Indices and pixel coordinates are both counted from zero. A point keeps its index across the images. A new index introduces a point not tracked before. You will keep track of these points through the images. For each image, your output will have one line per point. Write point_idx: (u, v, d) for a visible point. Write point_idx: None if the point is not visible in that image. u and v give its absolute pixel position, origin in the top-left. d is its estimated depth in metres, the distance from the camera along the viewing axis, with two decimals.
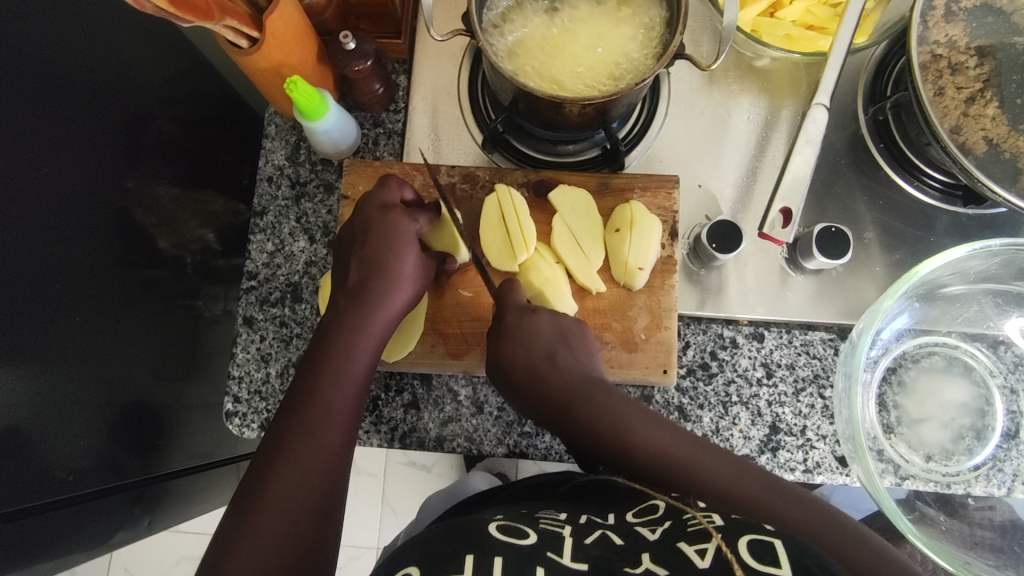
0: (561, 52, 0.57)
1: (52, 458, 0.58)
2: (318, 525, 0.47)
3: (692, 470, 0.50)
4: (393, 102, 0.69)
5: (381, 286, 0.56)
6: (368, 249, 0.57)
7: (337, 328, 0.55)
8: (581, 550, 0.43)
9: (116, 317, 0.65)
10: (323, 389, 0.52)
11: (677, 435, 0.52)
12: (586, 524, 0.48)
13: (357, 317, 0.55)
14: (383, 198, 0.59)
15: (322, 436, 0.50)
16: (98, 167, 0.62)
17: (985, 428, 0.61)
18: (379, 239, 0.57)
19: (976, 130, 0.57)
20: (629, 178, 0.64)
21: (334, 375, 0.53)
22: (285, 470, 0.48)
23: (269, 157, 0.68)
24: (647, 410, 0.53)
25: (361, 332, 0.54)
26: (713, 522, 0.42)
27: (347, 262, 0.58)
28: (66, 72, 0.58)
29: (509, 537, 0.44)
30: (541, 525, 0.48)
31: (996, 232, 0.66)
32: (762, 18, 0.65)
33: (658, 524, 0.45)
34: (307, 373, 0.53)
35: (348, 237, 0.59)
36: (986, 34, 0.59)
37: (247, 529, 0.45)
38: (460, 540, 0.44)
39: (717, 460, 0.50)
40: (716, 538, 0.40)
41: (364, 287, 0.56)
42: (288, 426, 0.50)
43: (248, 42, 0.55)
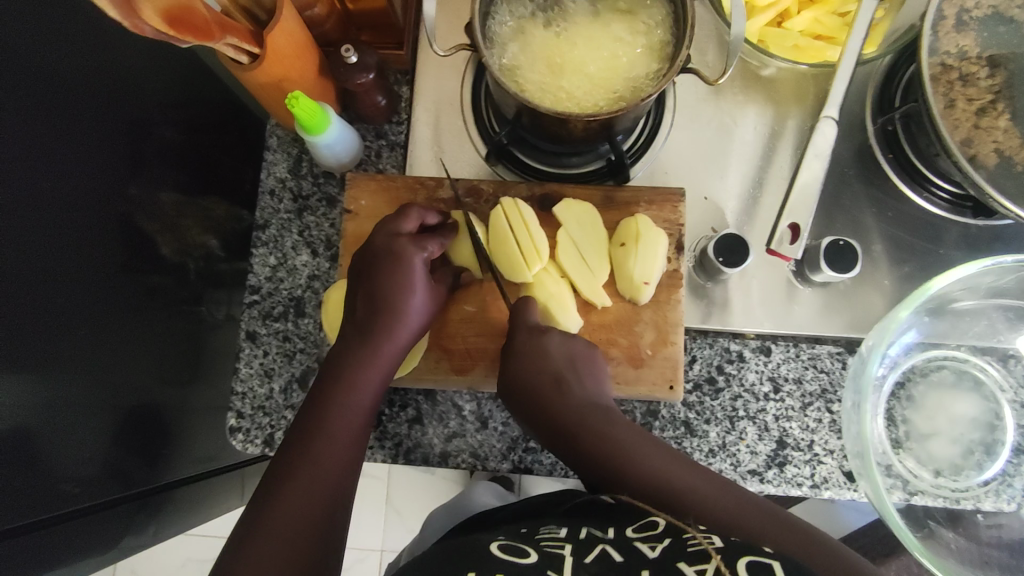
0: (565, 65, 0.56)
1: (56, 470, 0.58)
2: (320, 554, 0.47)
3: (689, 496, 0.50)
4: (396, 113, 0.68)
5: (387, 322, 0.55)
6: (375, 277, 0.56)
7: (349, 355, 0.55)
8: (580, 569, 0.42)
9: (119, 328, 0.65)
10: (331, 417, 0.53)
11: (676, 463, 0.52)
12: (586, 539, 0.46)
13: (369, 345, 0.55)
14: (396, 227, 0.58)
15: (327, 465, 0.51)
16: (100, 178, 0.61)
17: (995, 444, 0.60)
18: (387, 273, 0.56)
19: (988, 142, 0.57)
20: (634, 191, 0.64)
21: (340, 405, 0.54)
22: (287, 498, 0.48)
23: (271, 169, 0.67)
24: (649, 438, 0.54)
25: (366, 365, 0.55)
26: (713, 542, 0.42)
27: (355, 292, 0.57)
28: (67, 82, 0.57)
29: (507, 560, 0.44)
30: (539, 544, 0.46)
31: (1006, 244, 0.65)
32: (769, 27, 0.64)
33: (658, 540, 0.44)
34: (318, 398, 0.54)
35: (358, 265, 0.58)
36: (998, 44, 0.58)
37: (248, 557, 0.45)
38: (456, 566, 0.43)
39: (716, 487, 0.51)
40: (715, 559, 0.39)
41: (374, 318, 0.56)
42: (294, 455, 0.51)
43: (249, 58, 0.54)
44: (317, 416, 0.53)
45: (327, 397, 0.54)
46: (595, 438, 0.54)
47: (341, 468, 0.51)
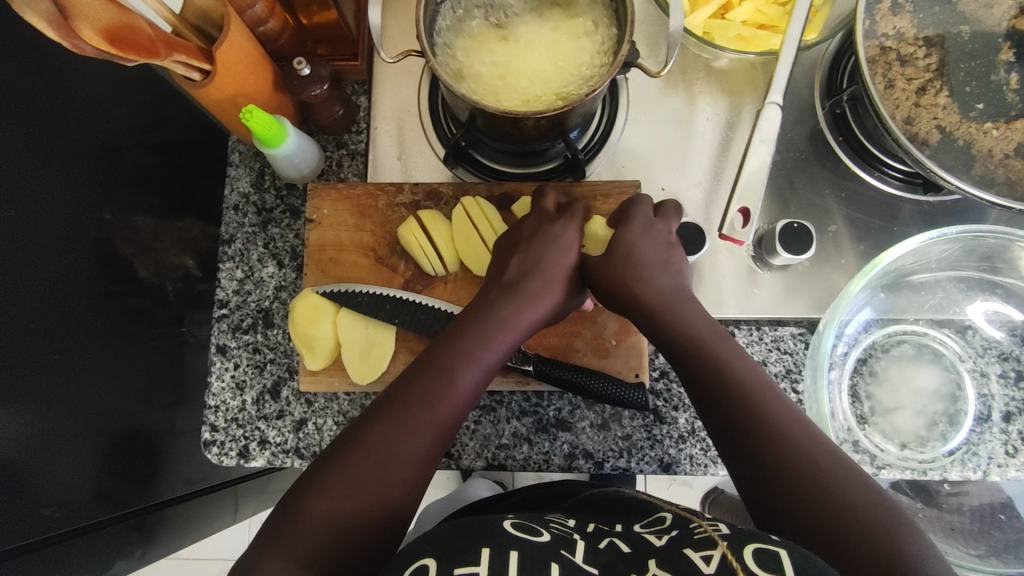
0: (513, 67, 0.57)
1: (38, 495, 0.58)
2: (368, 542, 0.43)
3: (801, 468, 0.43)
4: (355, 123, 0.69)
5: (523, 303, 0.55)
6: (533, 247, 0.58)
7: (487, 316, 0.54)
8: (593, 554, 0.44)
9: (99, 350, 0.65)
10: (441, 380, 0.50)
11: (802, 444, 0.44)
12: (593, 532, 0.48)
13: (509, 310, 0.54)
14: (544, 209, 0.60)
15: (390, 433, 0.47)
16: (72, 202, 0.62)
17: (957, 414, 0.62)
18: (545, 248, 0.57)
19: (929, 119, 0.58)
20: (591, 184, 0.65)
21: (460, 361, 0.51)
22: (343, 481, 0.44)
23: (234, 184, 0.68)
24: (774, 383, 0.49)
25: (507, 322, 0.54)
26: (720, 530, 0.42)
27: (508, 257, 0.58)
28: (31, 107, 0.58)
29: (520, 534, 0.45)
30: (549, 527, 0.48)
31: (959, 218, 0.67)
32: (713, 19, 0.66)
33: (665, 532, 0.45)
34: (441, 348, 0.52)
35: (505, 240, 0.60)
36: (933, 24, 0.60)
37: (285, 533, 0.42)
38: (470, 534, 0.44)
39: (841, 486, 0.42)
40: (721, 546, 0.41)
41: (520, 283, 0.56)
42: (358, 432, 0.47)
43: (201, 74, 0.55)
44: (428, 370, 0.50)
45: (445, 356, 0.51)
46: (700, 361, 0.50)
47: (429, 440, 0.48)
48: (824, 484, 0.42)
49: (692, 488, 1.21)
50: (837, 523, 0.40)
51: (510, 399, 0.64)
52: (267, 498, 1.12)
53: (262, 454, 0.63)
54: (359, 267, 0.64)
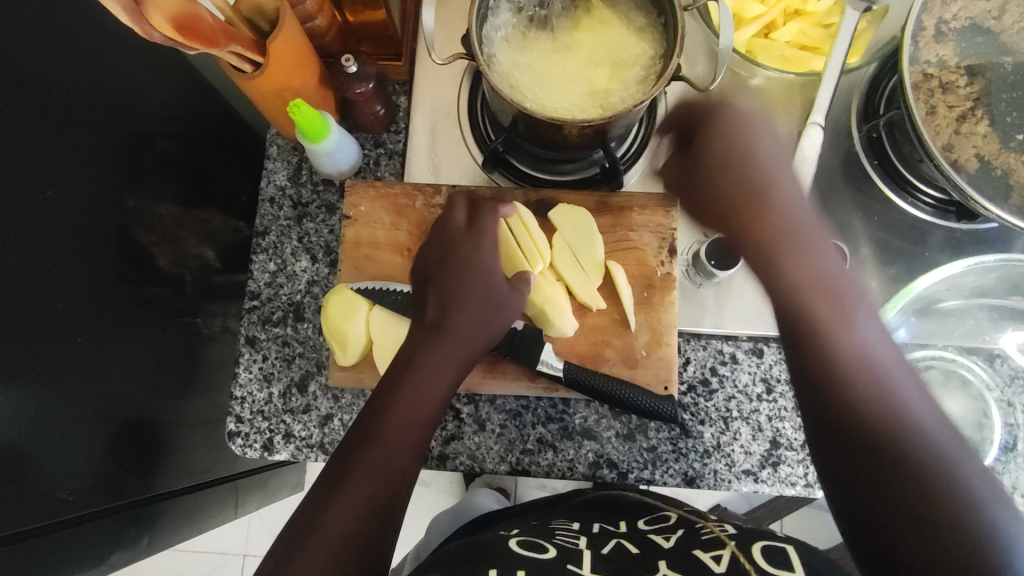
0: (560, 75, 0.58)
1: (49, 478, 0.58)
2: (364, 571, 0.47)
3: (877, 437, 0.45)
4: (394, 123, 0.70)
5: (463, 329, 0.56)
6: (448, 276, 0.58)
7: (417, 360, 0.55)
8: (601, 561, 0.46)
9: (117, 336, 0.65)
10: (390, 422, 0.52)
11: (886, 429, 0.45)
12: (599, 535, 0.51)
13: (437, 357, 0.55)
14: (453, 220, 0.61)
15: (366, 475, 0.50)
16: (102, 187, 0.62)
17: (984, 442, 0.62)
18: (461, 279, 0.58)
19: (969, 147, 0.58)
20: (628, 196, 0.65)
21: (402, 412, 0.53)
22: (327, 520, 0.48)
23: (271, 177, 0.69)
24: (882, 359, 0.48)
25: (433, 367, 0.55)
26: (726, 532, 0.48)
27: (426, 295, 0.59)
28: (66, 90, 0.58)
29: (526, 553, 0.47)
30: (556, 541, 0.50)
31: (988, 246, 0.67)
32: (756, 39, 0.67)
33: (672, 533, 0.49)
34: (382, 397, 0.54)
35: (422, 271, 0.60)
36: (975, 54, 0.60)
37: (297, 560, 0.46)
38: (477, 558, 0.47)
39: (955, 519, 0.41)
40: (731, 546, 0.44)
41: (443, 324, 0.57)
42: (345, 455, 0.51)
43: (251, 66, 0.55)
44: (386, 409, 0.53)
45: (394, 400, 0.53)
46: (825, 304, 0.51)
47: (400, 468, 0.51)
48: (911, 467, 0.43)
49: (694, 503, 1.23)
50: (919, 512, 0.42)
51: (536, 405, 0.64)
52: (267, 493, 1.12)
53: (287, 448, 0.63)
54: (394, 266, 0.64)
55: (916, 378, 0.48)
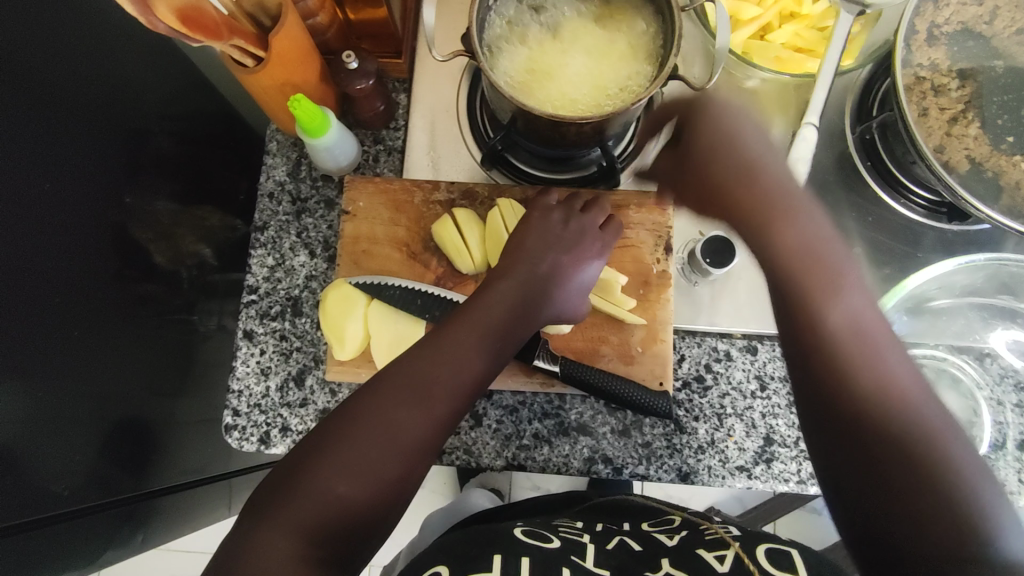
0: (559, 73, 0.59)
1: (48, 472, 0.57)
2: (384, 500, 0.45)
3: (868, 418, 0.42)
4: (394, 120, 0.70)
5: (542, 289, 0.57)
6: (553, 244, 0.59)
7: (499, 305, 0.55)
8: (603, 556, 0.47)
9: (115, 331, 0.65)
10: (470, 359, 0.51)
11: (896, 416, 0.42)
12: (602, 533, 0.51)
13: (518, 307, 0.55)
14: (591, 222, 0.62)
15: (427, 398, 0.48)
16: (100, 181, 0.62)
17: (974, 439, 0.63)
18: (564, 249, 0.59)
19: (960, 149, 0.59)
20: (624, 194, 0.66)
21: (475, 348, 0.52)
22: (330, 475, 0.44)
23: (270, 173, 0.69)
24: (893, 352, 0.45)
25: (510, 318, 0.55)
26: (730, 533, 0.47)
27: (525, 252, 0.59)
28: (64, 85, 0.58)
29: (532, 542, 0.48)
30: (560, 534, 0.51)
31: (980, 247, 0.68)
32: (753, 40, 0.68)
33: (675, 532, 0.49)
34: (461, 325, 0.53)
35: (518, 233, 0.60)
36: (967, 58, 0.61)
37: (325, 464, 0.44)
38: (482, 545, 0.48)
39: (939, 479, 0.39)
40: (734, 547, 0.44)
41: (533, 280, 0.57)
42: (409, 369, 0.49)
43: (254, 61, 0.56)
44: (460, 340, 0.52)
45: (473, 335, 0.52)
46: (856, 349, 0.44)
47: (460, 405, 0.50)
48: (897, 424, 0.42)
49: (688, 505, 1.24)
50: (921, 507, 0.39)
51: (533, 401, 0.64)
52: None
53: (283, 442, 0.63)
54: (391, 261, 0.64)
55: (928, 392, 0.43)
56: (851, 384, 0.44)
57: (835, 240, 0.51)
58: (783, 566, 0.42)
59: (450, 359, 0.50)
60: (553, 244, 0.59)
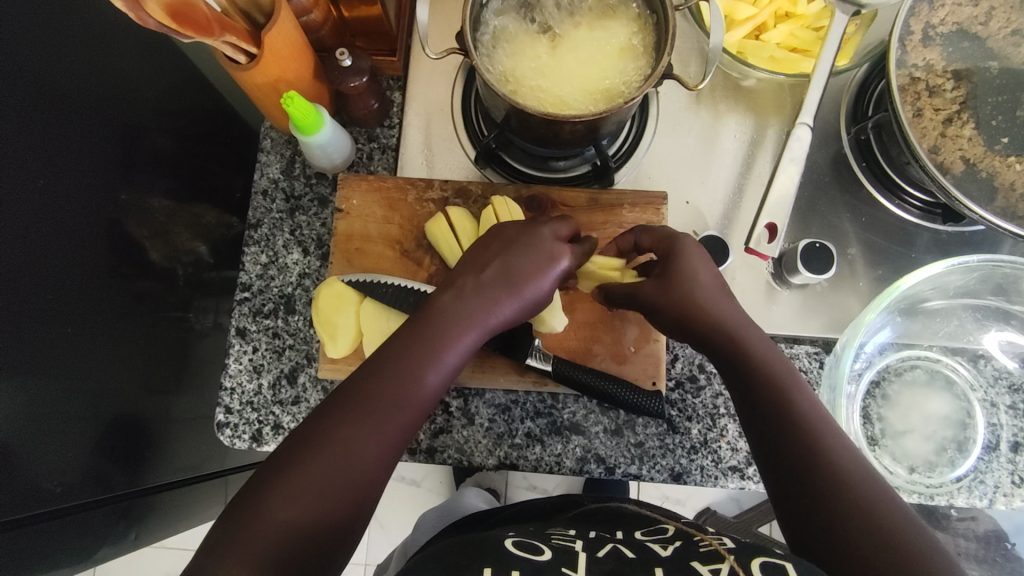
0: (553, 71, 0.58)
1: (42, 470, 0.57)
2: (339, 523, 0.45)
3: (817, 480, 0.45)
4: (388, 118, 0.70)
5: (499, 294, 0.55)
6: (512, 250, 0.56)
7: (449, 317, 0.53)
8: (595, 565, 0.46)
9: (109, 328, 0.65)
10: (418, 375, 0.50)
11: (853, 491, 0.44)
12: (596, 540, 0.51)
13: (471, 317, 0.54)
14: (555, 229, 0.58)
15: (376, 422, 0.48)
16: (94, 178, 0.62)
17: (967, 441, 0.63)
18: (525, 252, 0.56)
19: (954, 150, 0.59)
20: (619, 193, 0.66)
21: (424, 364, 0.51)
22: (278, 505, 0.43)
23: (264, 170, 0.69)
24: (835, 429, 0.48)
25: (463, 329, 0.53)
26: (725, 545, 0.47)
27: (484, 258, 0.56)
28: (59, 82, 0.57)
29: (523, 554, 0.48)
30: (552, 542, 0.50)
31: (974, 248, 0.68)
32: (748, 40, 0.67)
33: (669, 543, 0.49)
34: (410, 341, 0.52)
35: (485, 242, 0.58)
36: (961, 58, 0.61)
37: (277, 495, 0.44)
38: (473, 555, 0.47)
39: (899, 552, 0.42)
40: (729, 560, 0.44)
41: (487, 287, 0.55)
42: (358, 394, 0.49)
43: (246, 58, 0.56)
44: (408, 357, 0.51)
45: (422, 351, 0.51)
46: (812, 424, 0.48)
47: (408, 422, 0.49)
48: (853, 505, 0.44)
49: (683, 506, 1.24)
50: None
51: (525, 400, 0.64)
52: None
53: (275, 439, 0.63)
54: (385, 259, 0.64)
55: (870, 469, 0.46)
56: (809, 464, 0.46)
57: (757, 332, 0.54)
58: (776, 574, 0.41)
59: (399, 380, 0.50)
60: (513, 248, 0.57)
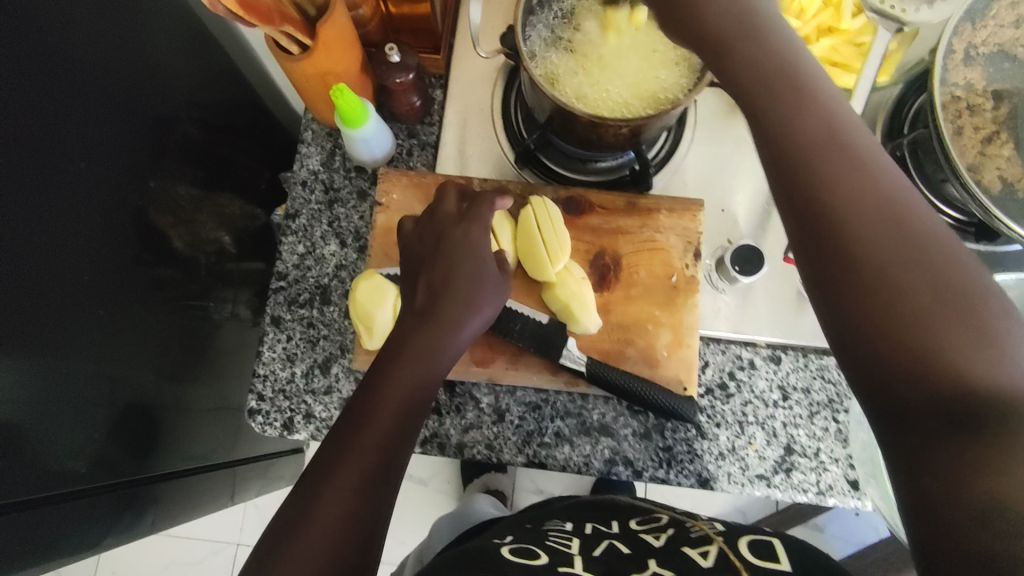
0: (600, 75, 0.59)
1: (58, 450, 0.57)
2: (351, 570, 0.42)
3: (895, 302, 0.34)
4: (429, 115, 0.71)
5: (456, 309, 0.53)
6: (438, 261, 0.55)
7: (411, 342, 0.51)
8: (592, 560, 0.47)
9: (130, 314, 0.66)
10: (388, 404, 0.48)
11: (915, 305, 0.33)
12: (592, 536, 0.52)
13: (433, 337, 0.51)
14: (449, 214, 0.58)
15: (360, 457, 0.45)
16: (125, 165, 0.63)
17: None
18: (457, 259, 0.55)
19: (992, 168, 0.60)
20: (656, 199, 0.67)
21: (397, 391, 0.49)
22: (296, 537, 0.42)
23: (304, 161, 0.70)
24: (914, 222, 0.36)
25: (430, 350, 0.51)
26: (716, 528, 0.49)
27: (417, 281, 0.55)
28: (101, 68, 0.58)
29: (522, 557, 0.47)
30: (547, 543, 0.51)
31: (1006, 268, 0.68)
32: None
33: (661, 532, 0.50)
34: (373, 376, 0.50)
35: (416, 256, 0.57)
36: (1002, 79, 0.62)
37: (282, 554, 0.41)
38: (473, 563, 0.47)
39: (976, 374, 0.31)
40: (719, 543, 0.46)
41: (435, 308, 0.53)
42: (339, 436, 0.46)
43: (299, 49, 0.57)
44: (378, 389, 0.48)
45: (391, 379, 0.49)
46: (904, 277, 0.34)
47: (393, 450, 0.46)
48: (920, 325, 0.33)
49: None
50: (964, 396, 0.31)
51: (556, 399, 0.65)
52: (263, 485, 1.12)
53: (305, 428, 0.63)
54: None
55: (960, 275, 0.34)
56: (855, 244, 0.36)
57: (902, 181, 0.38)
58: (767, 556, 0.43)
59: (373, 412, 0.47)
60: (453, 258, 0.55)
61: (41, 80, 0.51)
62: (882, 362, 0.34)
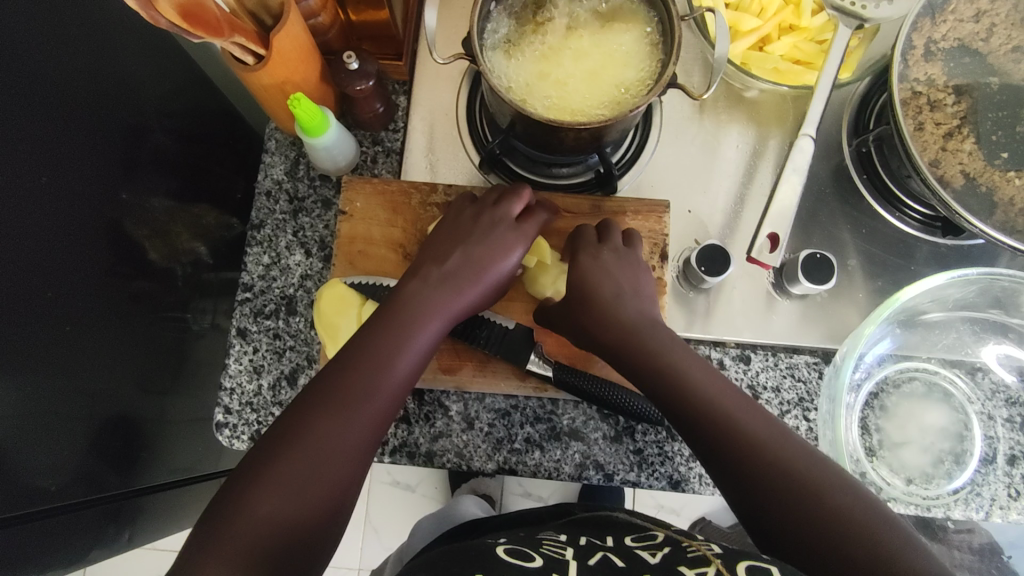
0: (558, 79, 0.59)
1: (36, 467, 0.56)
2: (314, 521, 0.46)
3: (738, 450, 0.48)
4: (393, 121, 0.71)
5: (447, 289, 0.57)
6: (470, 238, 0.59)
7: (394, 316, 0.54)
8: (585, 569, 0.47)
9: (107, 327, 0.65)
10: (370, 371, 0.51)
11: (772, 454, 0.47)
12: (586, 547, 0.52)
13: (416, 312, 0.55)
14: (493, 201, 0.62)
15: (337, 417, 0.49)
16: (96, 177, 0.62)
17: (964, 453, 0.63)
18: (486, 239, 0.59)
19: (954, 164, 0.60)
20: (621, 201, 0.66)
21: (378, 361, 0.52)
22: (261, 486, 0.45)
23: (269, 171, 0.69)
24: (773, 424, 0.49)
25: (411, 325, 0.54)
26: (712, 550, 0.46)
27: (430, 257, 0.59)
28: (66, 80, 0.58)
29: (513, 561, 0.48)
30: (542, 550, 0.51)
31: (973, 262, 0.68)
32: (751, 51, 0.68)
33: (657, 549, 0.49)
34: (359, 342, 0.53)
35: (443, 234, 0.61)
36: (963, 74, 0.62)
37: (249, 497, 0.44)
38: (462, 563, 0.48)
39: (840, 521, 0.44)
40: (715, 563, 0.44)
41: (426, 287, 0.57)
42: (315, 397, 0.49)
43: (254, 59, 0.56)
44: (360, 356, 0.52)
45: (374, 348, 0.52)
46: (756, 422, 0.49)
47: (370, 417, 0.50)
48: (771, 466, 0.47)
49: (678, 516, 1.24)
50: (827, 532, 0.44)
51: (525, 405, 0.64)
52: None
53: None
54: (387, 262, 0.65)
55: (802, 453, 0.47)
56: (761, 468, 0.47)
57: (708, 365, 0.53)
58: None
59: (354, 376, 0.50)
60: (476, 236, 0.59)
61: (3, 94, 0.50)
62: (761, 511, 0.46)
